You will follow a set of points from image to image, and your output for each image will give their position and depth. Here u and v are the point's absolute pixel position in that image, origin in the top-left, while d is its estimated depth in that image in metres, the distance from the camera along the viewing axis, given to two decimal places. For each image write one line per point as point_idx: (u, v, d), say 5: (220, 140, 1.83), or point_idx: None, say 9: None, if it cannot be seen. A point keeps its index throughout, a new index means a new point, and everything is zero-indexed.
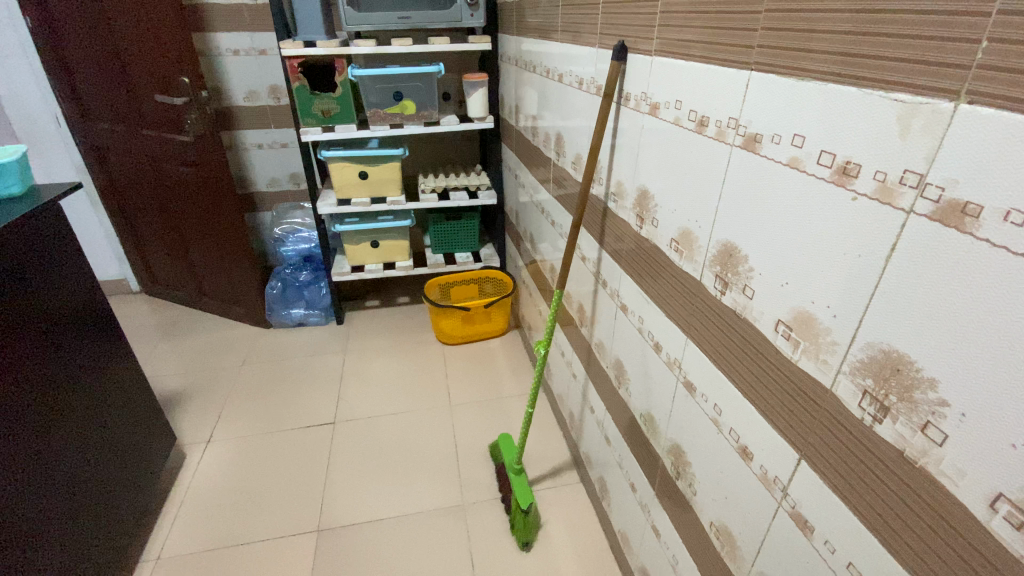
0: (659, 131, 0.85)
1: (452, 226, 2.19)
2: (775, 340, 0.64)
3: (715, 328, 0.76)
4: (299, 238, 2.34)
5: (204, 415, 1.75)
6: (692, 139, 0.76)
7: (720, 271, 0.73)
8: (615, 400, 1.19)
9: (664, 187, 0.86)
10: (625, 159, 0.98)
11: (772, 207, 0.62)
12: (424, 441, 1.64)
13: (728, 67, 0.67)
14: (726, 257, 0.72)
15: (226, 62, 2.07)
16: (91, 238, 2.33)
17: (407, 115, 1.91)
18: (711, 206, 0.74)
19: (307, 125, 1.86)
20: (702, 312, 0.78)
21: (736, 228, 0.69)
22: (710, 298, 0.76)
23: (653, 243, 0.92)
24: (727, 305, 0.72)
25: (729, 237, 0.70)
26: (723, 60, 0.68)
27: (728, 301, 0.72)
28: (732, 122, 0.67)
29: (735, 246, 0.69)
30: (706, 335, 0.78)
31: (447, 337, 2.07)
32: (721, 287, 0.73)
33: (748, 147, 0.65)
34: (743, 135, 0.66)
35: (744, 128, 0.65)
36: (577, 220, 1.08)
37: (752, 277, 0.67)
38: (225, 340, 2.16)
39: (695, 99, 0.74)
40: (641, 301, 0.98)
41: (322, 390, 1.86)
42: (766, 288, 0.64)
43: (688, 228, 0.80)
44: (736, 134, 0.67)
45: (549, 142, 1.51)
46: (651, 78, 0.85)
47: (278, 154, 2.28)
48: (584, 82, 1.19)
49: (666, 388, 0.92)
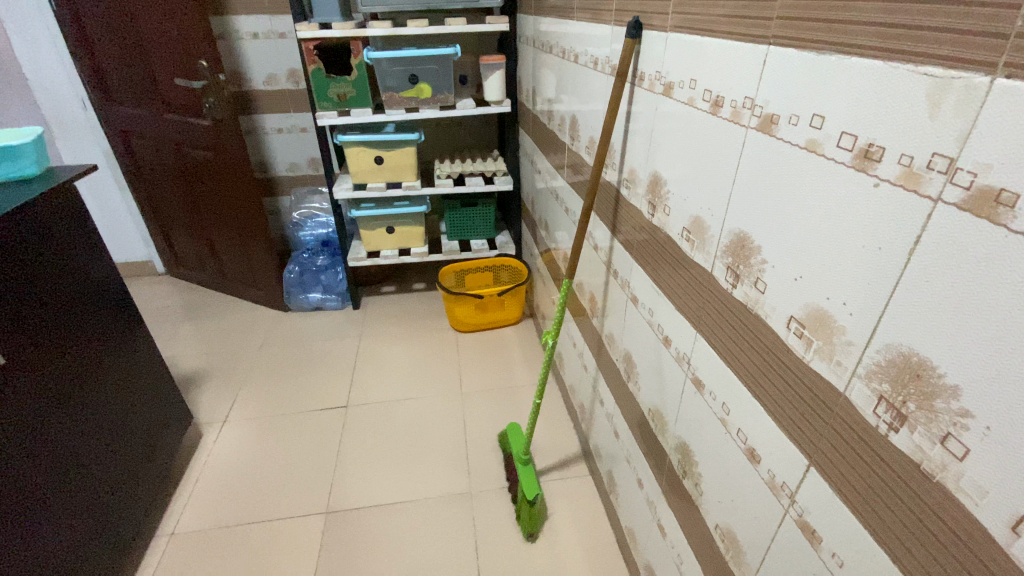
0: (672, 113, 0.80)
1: (467, 213, 2.18)
2: (787, 338, 0.60)
3: (725, 322, 0.72)
4: (318, 223, 2.31)
5: (221, 396, 1.79)
6: (706, 121, 0.72)
7: (732, 263, 0.69)
8: (624, 394, 1.16)
9: (677, 172, 0.81)
10: (638, 143, 0.94)
11: (788, 196, 0.57)
12: (433, 428, 1.64)
13: (746, 42, 0.62)
14: (739, 249, 0.68)
15: (246, 45, 2.08)
16: (118, 219, 2.39)
17: (423, 99, 1.88)
18: (724, 193, 0.69)
19: (323, 109, 1.85)
20: (713, 306, 0.74)
21: (749, 216, 0.65)
22: (722, 291, 0.72)
23: (664, 233, 0.88)
24: (740, 299, 0.68)
25: (743, 227, 0.66)
26: (740, 35, 0.63)
27: (739, 294, 0.68)
28: (749, 102, 0.63)
29: (749, 236, 0.65)
30: (716, 331, 0.74)
31: (461, 324, 2.06)
32: (732, 279, 0.70)
33: (764, 130, 0.60)
34: (760, 115, 0.61)
35: (761, 109, 0.61)
36: (589, 207, 1.04)
37: (765, 270, 0.63)
38: (244, 323, 2.20)
39: (710, 77, 0.70)
40: (653, 293, 0.95)
41: (335, 374, 1.87)
42: (780, 282, 0.60)
43: (700, 217, 0.76)
44: (752, 115, 0.62)
45: (565, 125, 1.47)
46: (665, 58, 0.81)
47: (297, 138, 2.29)
48: (600, 62, 1.15)
49: (675, 383, 0.89)
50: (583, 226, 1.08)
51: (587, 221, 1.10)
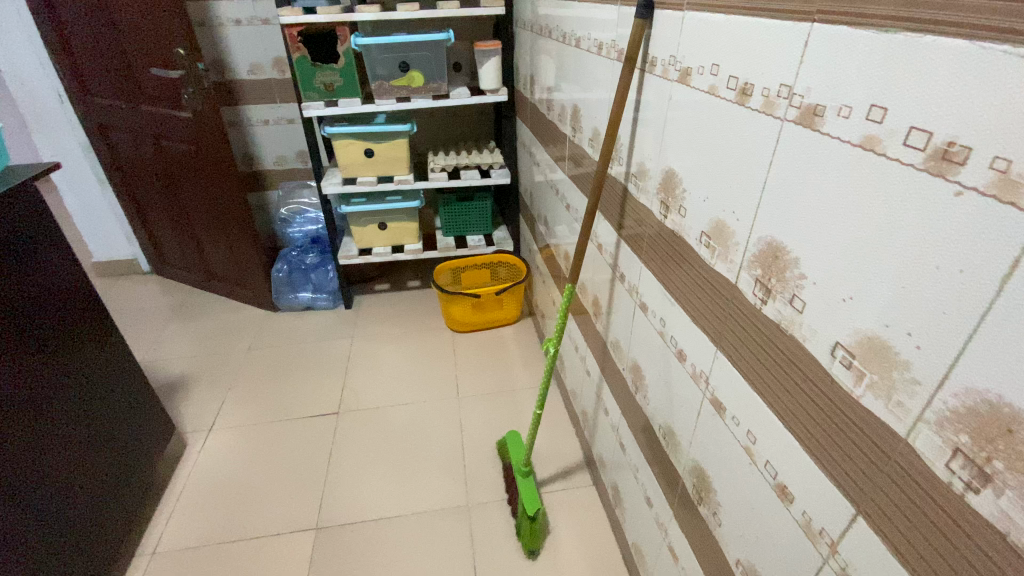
0: (689, 103, 0.71)
1: (462, 208, 2.09)
2: (830, 367, 0.52)
3: (752, 341, 0.63)
4: (307, 219, 2.23)
5: (206, 402, 1.71)
6: (731, 112, 0.63)
7: (762, 275, 0.61)
8: (631, 405, 1.08)
9: (694, 169, 0.72)
10: (648, 136, 0.85)
11: (838, 202, 0.48)
12: (429, 435, 1.56)
13: (783, 19, 0.53)
14: (771, 258, 0.59)
15: (229, 32, 1.97)
16: (99, 216, 2.29)
17: (415, 88, 1.78)
18: (753, 195, 0.61)
19: (310, 99, 1.75)
20: (738, 322, 0.66)
21: (784, 223, 0.56)
22: (749, 306, 0.64)
23: (678, 235, 0.79)
24: (771, 317, 0.60)
25: (777, 234, 0.58)
26: (775, 11, 0.54)
27: (771, 312, 0.60)
28: (786, 90, 0.54)
29: (783, 245, 0.57)
30: (742, 350, 0.66)
31: (457, 324, 1.98)
32: (762, 293, 0.61)
33: (806, 123, 0.52)
34: (799, 106, 0.52)
35: (802, 98, 0.52)
36: (594, 206, 0.95)
37: (803, 286, 0.55)
38: (231, 323, 2.11)
39: (736, 62, 0.60)
40: (664, 301, 0.86)
41: (326, 378, 1.79)
42: (823, 301, 0.52)
43: (722, 220, 0.67)
44: (789, 105, 0.54)
45: (566, 116, 1.37)
46: (682, 39, 0.71)
47: (285, 130, 2.19)
48: (604, 46, 1.05)
49: (690, 403, 0.80)
50: (587, 226, 0.99)
51: (591, 220, 1.01)
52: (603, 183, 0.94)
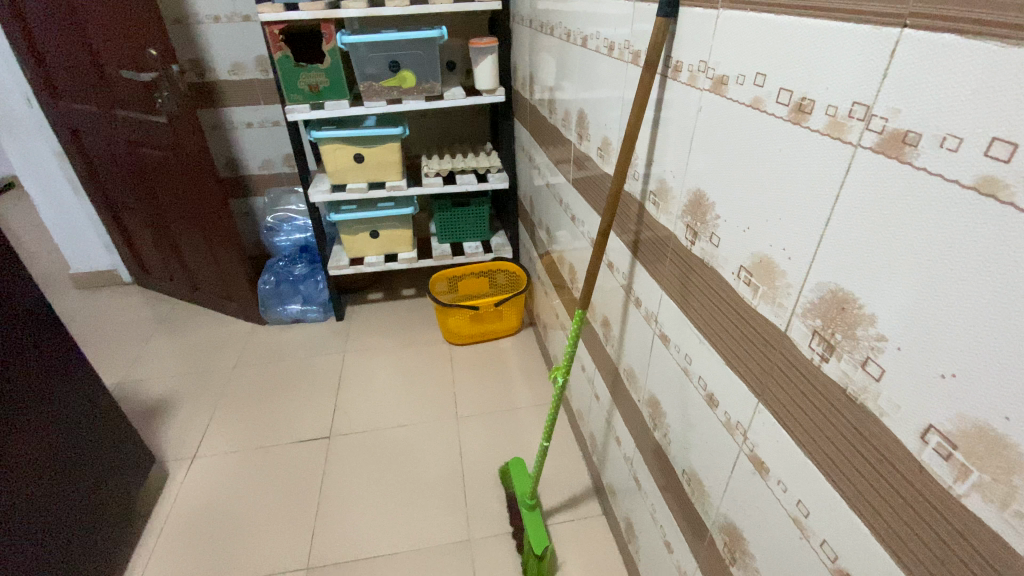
0: (724, 116, 0.59)
1: (459, 214, 1.99)
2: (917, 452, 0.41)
3: (806, 402, 0.53)
4: (295, 227, 2.11)
5: (191, 426, 1.61)
6: (780, 131, 0.51)
7: (822, 326, 0.49)
8: (647, 440, 0.99)
9: (730, 195, 0.61)
10: (670, 151, 0.74)
11: (936, 255, 0.37)
12: (427, 461, 1.47)
13: (858, 19, 0.41)
14: (839, 311, 0.47)
15: (208, 30, 1.85)
16: (77, 225, 2.17)
17: (406, 88, 1.67)
18: (810, 233, 0.49)
19: (294, 102, 1.64)
20: (786, 375, 0.55)
21: (853, 272, 0.45)
22: (800, 359, 0.53)
23: (709, 266, 0.67)
24: (835, 380, 0.49)
25: (847, 286, 0.45)
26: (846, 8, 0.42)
27: (832, 373, 0.49)
28: (862, 109, 0.42)
29: (851, 295, 0.45)
30: (792, 410, 0.55)
31: (455, 336, 1.88)
32: (819, 349, 0.50)
33: (893, 154, 0.39)
34: (880, 131, 0.40)
35: (884, 121, 0.40)
36: (608, 225, 0.85)
37: (880, 349, 0.43)
38: (218, 338, 2.01)
39: (790, 71, 0.48)
40: (691, 336, 0.75)
41: (318, 397, 1.69)
42: (912, 375, 0.40)
43: (768, 258, 0.55)
44: (864, 129, 0.42)
45: (569, 120, 1.27)
46: (714, 42, 0.60)
47: (270, 133, 2.07)
48: (615, 46, 0.93)
49: (722, 455, 0.70)
50: (599, 248, 0.88)
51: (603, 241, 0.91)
52: (617, 200, 0.83)
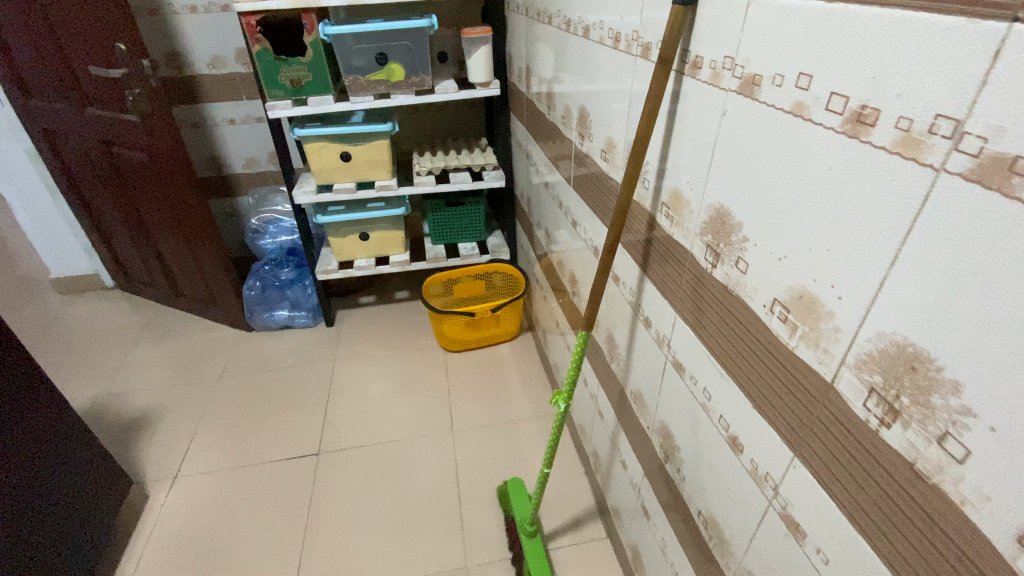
0: (756, 122, 0.50)
1: (453, 214, 1.89)
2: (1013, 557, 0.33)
3: (860, 469, 0.44)
4: (281, 228, 2.02)
5: (173, 443, 1.53)
6: (832, 145, 0.41)
7: (882, 384, 0.41)
8: (656, 470, 0.91)
9: (762, 216, 0.51)
10: (687, 159, 0.64)
11: None
12: (422, 479, 1.39)
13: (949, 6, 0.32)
14: (908, 371, 0.38)
15: (184, 20, 1.74)
16: (53, 228, 2.07)
17: (394, 82, 1.56)
18: (870, 272, 0.40)
19: (275, 98, 1.53)
20: (833, 434, 0.46)
21: (931, 325, 0.36)
22: (852, 418, 0.44)
23: (735, 294, 0.58)
24: (898, 449, 0.40)
25: (921, 341, 0.37)
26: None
27: (896, 441, 0.40)
28: (948, 124, 0.33)
29: (926, 354, 0.37)
30: (839, 475, 0.46)
31: (450, 343, 1.80)
32: (879, 410, 0.41)
33: (994, 184, 0.31)
34: (976, 155, 0.32)
35: (984, 142, 0.31)
36: (615, 239, 0.76)
37: (966, 424, 0.35)
38: (202, 346, 1.92)
39: (847, 72, 0.39)
40: (710, 370, 0.66)
41: (307, 410, 1.61)
42: (1013, 463, 0.32)
43: (811, 294, 0.46)
44: (953, 150, 0.33)
45: (569, 117, 1.17)
46: (744, 34, 0.50)
47: (252, 130, 1.96)
48: (621, 38, 0.82)
49: (747, 507, 0.62)
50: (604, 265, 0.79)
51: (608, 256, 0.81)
52: (624, 212, 0.74)
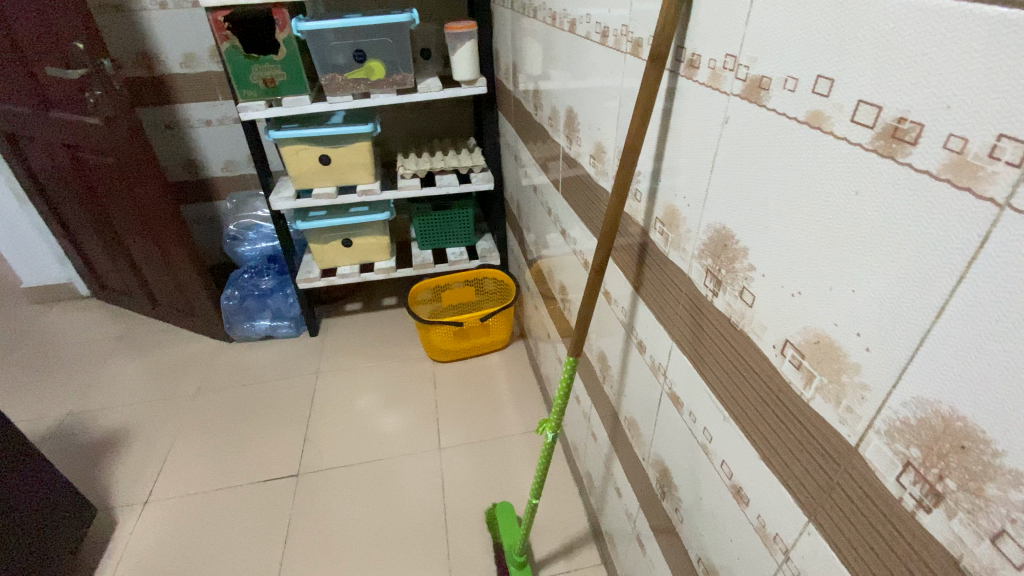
0: (764, 133, 0.42)
1: (440, 218, 1.81)
2: None
3: (892, 553, 0.37)
4: (261, 234, 1.93)
5: (145, 464, 1.45)
6: (858, 165, 0.34)
7: (921, 459, 0.33)
8: (652, 503, 0.84)
9: (772, 243, 0.44)
10: (683, 172, 0.57)
11: None
12: (407, 501, 1.32)
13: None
14: (955, 451, 0.31)
15: (154, 17, 1.65)
16: (24, 237, 1.98)
17: (374, 81, 1.48)
18: (908, 323, 0.32)
19: (247, 99, 1.45)
20: (859, 508, 0.39)
21: (990, 399, 0.29)
22: (883, 494, 0.37)
23: (739, 329, 0.51)
24: (939, 539, 0.33)
25: (973, 416, 0.30)
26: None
27: (940, 530, 0.33)
28: (1016, 148, 0.25)
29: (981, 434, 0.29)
30: (864, 555, 0.39)
31: (438, 353, 1.72)
32: (919, 490, 0.34)
33: None
34: None
35: None
36: (604, 259, 0.68)
37: None
38: (181, 358, 1.84)
39: (880, 75, 0.31)
40: (711, 409, 0.59)
41: (287, 427, 1.54)
42: None
43: (830, 340, 0.39)
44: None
45: (557, 119, 1.09)
46: (749, 28, 0.42)
47: (229, 131, 1.87)
48: (609, 32, 0.74)
49: (753, 565, 0.55)
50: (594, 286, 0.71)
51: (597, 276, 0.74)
52: (614, 229, 0.66)
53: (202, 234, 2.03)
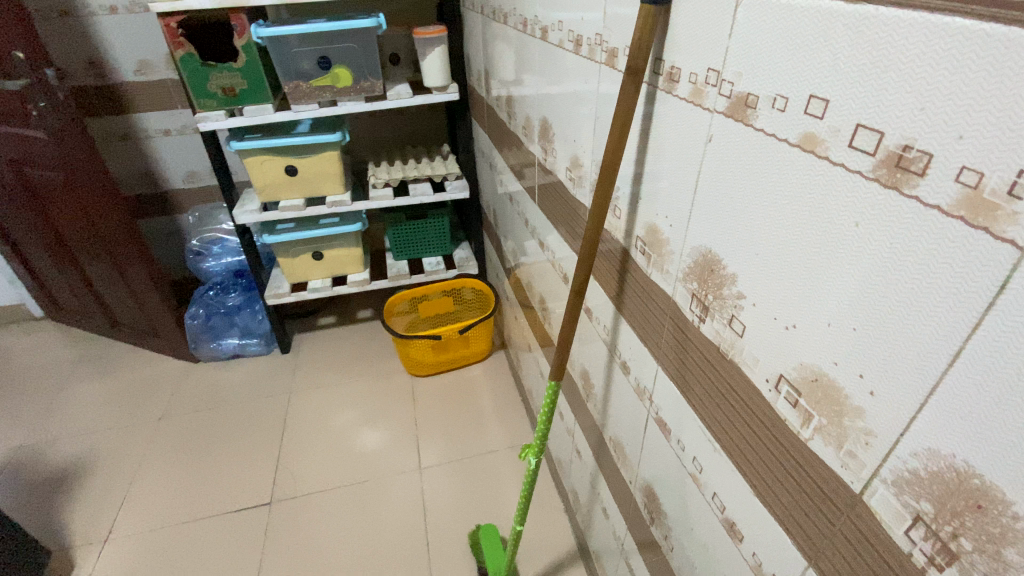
0: (752, 155, 0.39)
1: (415, 227, 1.76)
2: None
3: None
4: (226, 248, 1.85)
5: (106, 498, 1.36)
6: (858, 196, 0.31)
7: (934, 515, 0.31)
8: (641, 527, 0.81)
9: (762, 271, 0.41)
10: (665, 190, 0.53)
11: None
12: (386, 526, 1.27)
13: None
14: (971, 509, 0.28)
15: (103, 22, 1.56)
16: None
17: (340, 88, 1.41)
18: (918, 369, 0.30)
19: (206, 109, 1.37)
20: (865, 559, 0.36)
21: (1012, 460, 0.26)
22: (891, 546, 0.34)
23: (728, 359, 0.48)
24: None
25: (993, 476, 0.27)
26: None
27: None
28: None
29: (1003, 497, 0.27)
30: None
31: (416, 367, 1.67)
32: (933, 547, 0.31)
33: None
34: None
35: None
36: (584, 279, 0.65)
37: None
38: (144, 381, 1.75)
39: (882, 98, 0.28)
40: (700, 438, 0.56)
41: (259, 452, 1.47)
42: None
43: (830, 380, 0.36)
44: None
45: (531, 128, 1.05)
46: (733, 41, 0.39)
47: (189, 141, 1.79)
48: (582, 41, 0.71)
49: None
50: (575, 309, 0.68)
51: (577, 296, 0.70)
52: (594, 249, 0.63)
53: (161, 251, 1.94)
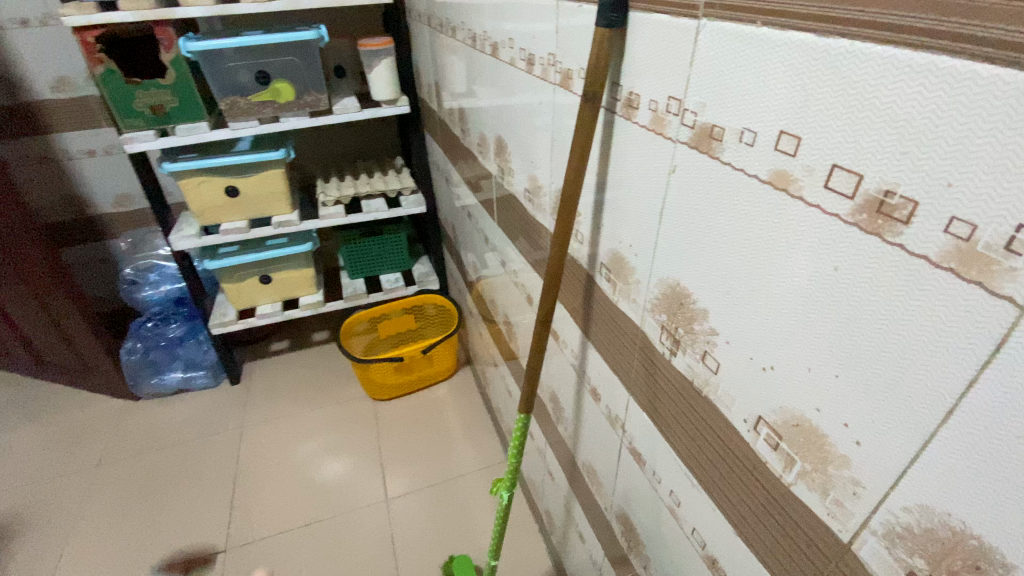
0: (720, 190, 0.37)
1: (370, 245, 1.69)
2: None
3: None
4: (163, 275, 1.69)
5: (35, 562, 1.23)
6: (836, 239, 0.29)
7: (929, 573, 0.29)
8: (618, 556, 0.79)
9: (735, 309, 0.39)
10: (628, 219, 0.51)
11: None
12: (354, 566, 1.20)
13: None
14: (969, 571, 0.27)
15: (11, 36, 1.42)
16: None
17: (282, 103, 1.33)
18: (908, 424, 0.28)
19: (133, 129, 1.27)
20: None
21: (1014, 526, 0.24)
22: None
23: (703, 395, 0.46)
24: None
25: (993, 540, 0.25)
26: (1006, 32, 0.20)
27: None
28: None
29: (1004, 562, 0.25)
30: None
31: (378, 391, 1.60)
32: None
33: None
34: None
35: None
36: (550, 309, 0.62)
37: None
38: (76, 424, 1.60)
39: (860, 139, 0.27)
40: (677, 473, 0.54)
41: (210, 495, 1.37)
42: None
43: (812, 425, 0.34)
44: None
45: (486, 145, 1.02)
46: (695, 70, 0.37)
47: (117, 162, 1.65)
48: (534, 60, 0.68)
49: None
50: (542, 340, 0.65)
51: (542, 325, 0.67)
52: (557, 278, 0.60)
53: (89, 279, 1.79)
